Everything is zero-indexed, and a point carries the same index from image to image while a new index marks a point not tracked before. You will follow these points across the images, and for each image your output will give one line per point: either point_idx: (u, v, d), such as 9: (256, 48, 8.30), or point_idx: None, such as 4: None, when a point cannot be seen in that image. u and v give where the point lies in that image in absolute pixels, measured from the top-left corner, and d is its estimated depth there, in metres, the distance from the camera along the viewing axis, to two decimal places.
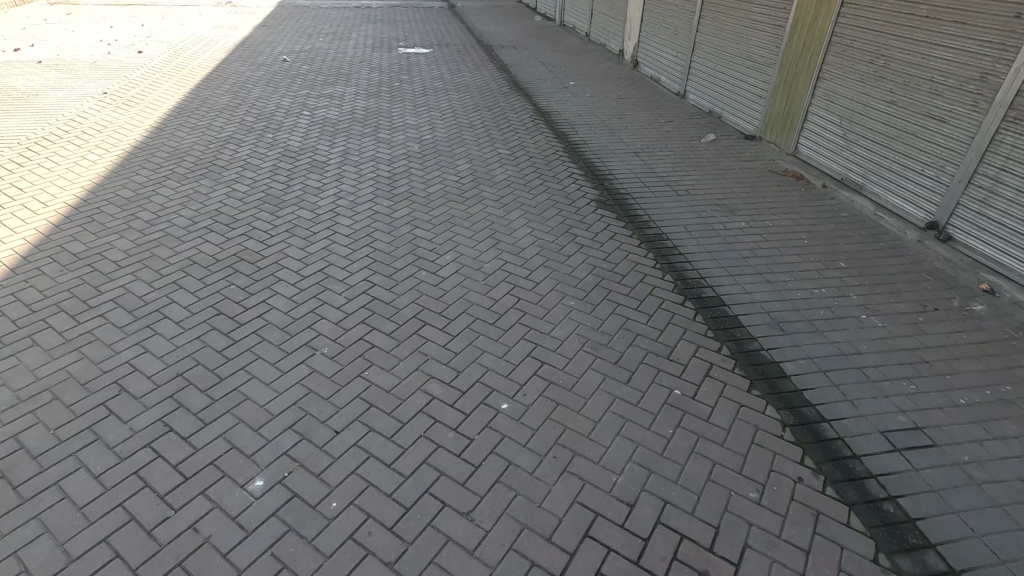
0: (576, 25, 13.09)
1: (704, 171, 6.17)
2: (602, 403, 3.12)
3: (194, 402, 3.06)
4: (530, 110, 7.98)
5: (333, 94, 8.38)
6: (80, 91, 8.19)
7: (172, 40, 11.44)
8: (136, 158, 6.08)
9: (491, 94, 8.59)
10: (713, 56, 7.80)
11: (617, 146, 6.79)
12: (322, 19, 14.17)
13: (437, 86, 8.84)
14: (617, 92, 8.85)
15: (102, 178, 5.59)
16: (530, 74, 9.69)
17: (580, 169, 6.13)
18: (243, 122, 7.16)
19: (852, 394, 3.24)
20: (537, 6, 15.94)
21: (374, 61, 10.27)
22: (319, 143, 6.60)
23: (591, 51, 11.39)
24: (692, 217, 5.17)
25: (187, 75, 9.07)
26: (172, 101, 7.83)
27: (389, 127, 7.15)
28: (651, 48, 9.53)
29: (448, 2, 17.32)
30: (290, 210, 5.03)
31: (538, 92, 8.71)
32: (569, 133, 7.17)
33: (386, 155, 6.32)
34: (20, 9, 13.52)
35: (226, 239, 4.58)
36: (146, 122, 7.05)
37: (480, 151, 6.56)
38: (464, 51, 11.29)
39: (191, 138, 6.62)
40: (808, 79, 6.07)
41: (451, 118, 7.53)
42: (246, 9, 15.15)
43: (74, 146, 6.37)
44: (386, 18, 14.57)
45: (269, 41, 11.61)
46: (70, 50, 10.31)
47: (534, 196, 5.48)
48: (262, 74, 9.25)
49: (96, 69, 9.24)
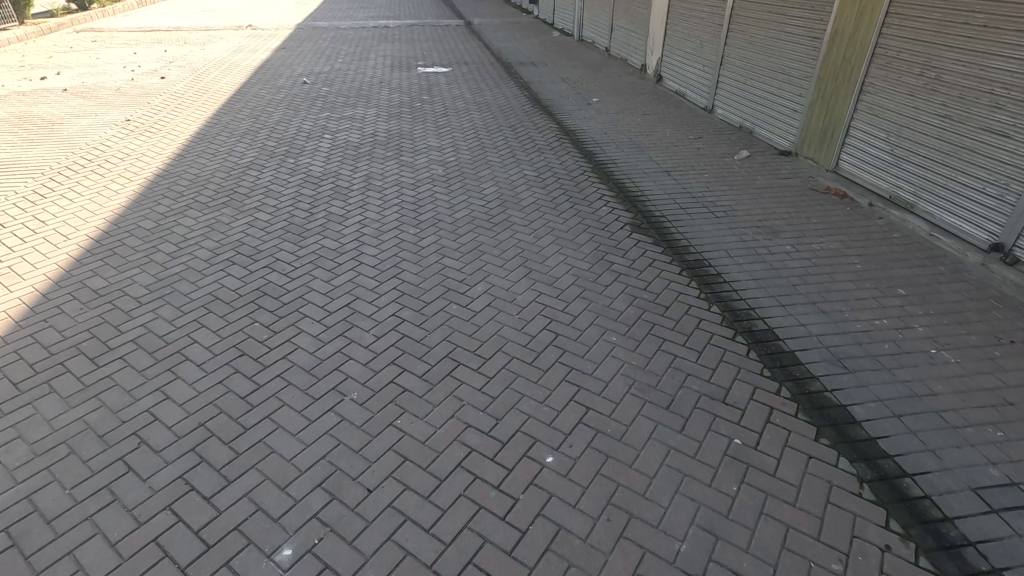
0: (596, 40, 12.96)
1: (739, 190, 5.91)
2: (655, 455, 2.86)
3: (217, 456, 2.86)
4: (554, 128, 7.81)
5: (354, 116, 8.29)
6: (104, 119, 8.21)
7: (194, 65, 11.54)
8: (159, 186, 6.00)
9: (514, 113, 8.42)
10: (744, 70, 7.54)
11: (647, 164, 6.58)
12: (340, 40, 14.22)
13: (459, 106, 8.71)
14: (642, 108, 8.64)
15: (124, 209, 5.50)
16: (552, 91, 9.53)
17: (610, 190, 5.92)
18: (265, 147, 7.08)
19: (932, 443, 2.93)
20: (555, 21, 15.87)
21: (394, 81, 10.21)
22: (341, 167, 6.47)
23: (612, 66, 11.23)
24: (732, 240, 4.91)
25: (209, 100, 9.08)
26: (194, 127, 7.80)
27: (412, 150, 7.01)
28: (675, 62, 9.34)
29: (465, 20, 17.33)
30: (314, 240, 4.89)
31: (561, 110, 8.53)
32: (596, 152, 6.97)
33: (409, 179, 6.16)
34: (48, 38, 13.81)
35: (249, 272, 4.42)
36: (168, 150, 6.99)
37: (506, 173, 6.37)
38: (483, 69, 11.20)
39: (213, 164, 6.55)
40: (849, 94, 5.79)
41: (474, 139, 7.38)
42: (266, 32, 15.28)
43: (97, 175, 6.32)
44: (405, 37, 14.60)
45: (289, 63, 11.65)
46: (94, 77, 10.40)
47: (565, 220, 5.26)
48: (282, 97, 9.22)
49: (120, 96, 9.30)
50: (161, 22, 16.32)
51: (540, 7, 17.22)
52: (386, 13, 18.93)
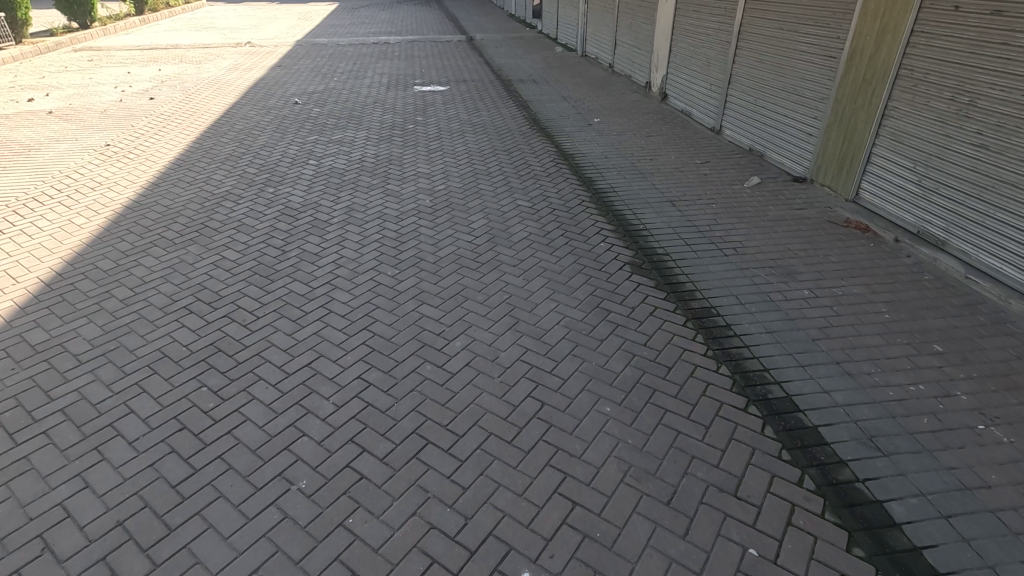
0: (599, 55, 12.58)
1: (750, 223, 5.42)
2: (653, 572, 2.37)
3: (131, 568, 2.42)
4: (552, 152, 7.38)
5: (343, 139, 7.91)
6: (83, 144, 7.88)
7: (186, 84, 11.26)
8: (126, 219, 5.61)
9: (510, 135, 8.01)
10: (754, 90, 7.08)
11: (649, 193, 6.11)
12: (339, 57, 13.96)
13: (453, 128, 8.31)
14: (645, 129, 8.19)
15: (84, 246, 5.11)
16: (552, 111, 9.12)
17: (609, 223, 5.46)
18: (245, 175, 6.69)
19: (991, 557, 2.42)
20: (558, 36, 15.55)
21: (389, 101, 9.86)
22: (322, 197, 6.06)
23: (616, 83, 10.82)
24: (742, 283, 4.43)
25: (194, 122, 8.74)
26: (174, 152, 7.44)
27: (400, 177, 6.59)
28: (681, 79, 8.91)
29: (467, 35, 17.03)
30: (281, 283, 4.46)
31: (560, 131, 8.11)
32: (595, 178, 6.52)
33: (393, 211, 5.73)
34: (44, 57, 13.65)
35: (205, 323, 4.00)
36: (143, 178, 6.63)
37: (497, 202, 5.93)
38: (482, 87, 10.83)
39: (188, 194, 6.17)
40: (870, 118, 5.32)
41: (466, 165, 6.96)
42: (264, 49, 15.05)
43: (64, 206, 5.95)
44: (405, 53, 14.31)
45: (283, 82, 11.35)
46: (82, 98, 10.14)
47: (559, 259, 4.81)
48: (271, 118, 8.87)
49: (104, 119, 9.00)
50: (160, 40, 16.17)
51: (543, 22, 16.93)
52: (387, 28, 18.73)
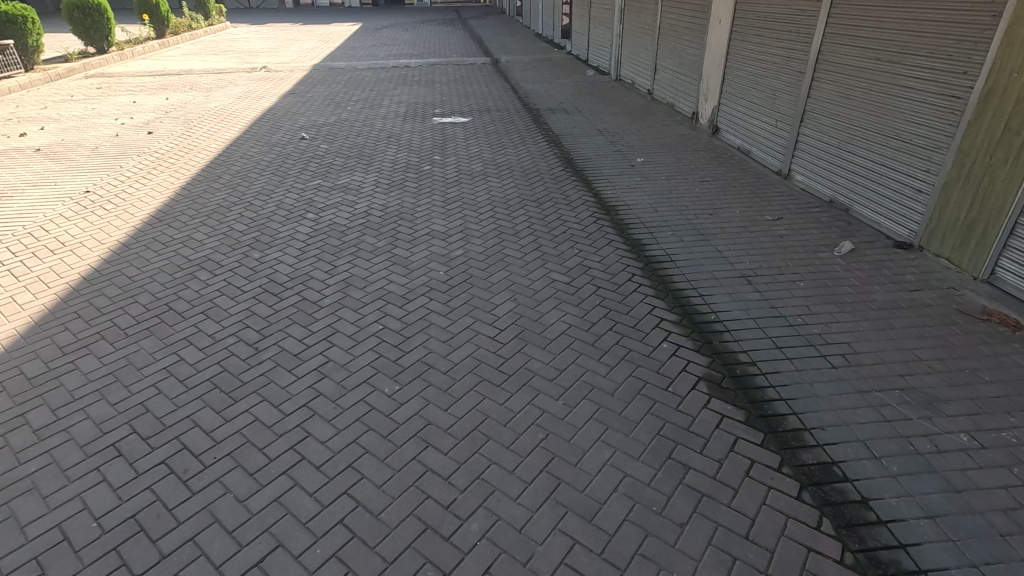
0: (636, 80, 11.48)
1: (854, 311, 4.19)
2: None
3: None
4: (591, 202, 6.26)
5: (350, 185, 6.90)
6: (61, 189, 6.98)
7: (190, 115, 10.45)
8: (78, 296, 4.60)
9: (540, 180, 6.92)
10: (835, 130, 5.85)
11: (716, 263, 4.92)
12: (356, 83, 13.10)
13: (476, 171, 7.25)
14: (698, 173, 7.01)
15: (16, 337, 4.09)
16: (587, 149, 8.00)
17: (670, 309, 4.29)
18: (231, 232, 5.70)
19: None
20: (589, 57, 14.53)
21: (404, 136, 8.89)
22: (315, 265, 5.01)
23: (656, 113, 9.70)
24: (866, 417, 3.21)
25: (188, 163, 7.81)
26: (158, 201, 6.49)
27: (410, 237, 5.52)
28: (737, 112, 7.72)
29: (491, 57, 16.11)
30: (245, 407, 3.40)
31: (599, 176, 6.98)
32: (645, 241, 5.34)
33: (399, 286, 4.65)
34: (52, 85, 13.06)
35: (134, 476, 2.95)
36: (114, 235, 5.67)
37: (526, 274, 4.81)
38: (508, 117, 9.79)
39: (159, 259, 5.18)
40: (1015, 179, 4.09)
41: (490, 219, 5.88)
42: (280, 74, 14.32)
43: (12, 275, 4.92)
44: (425, 79, 13.41)
45: (293, 113, 10.46)
46: (76, 134, 9.34)
47: (610, 368, 3.66)
48: (273, 159, 7.92)
49: (93, 158, 8.14)
50: (174, 65, 15.56)
51: (573, 43, 15.95)
52: (409, 49, 17.98)
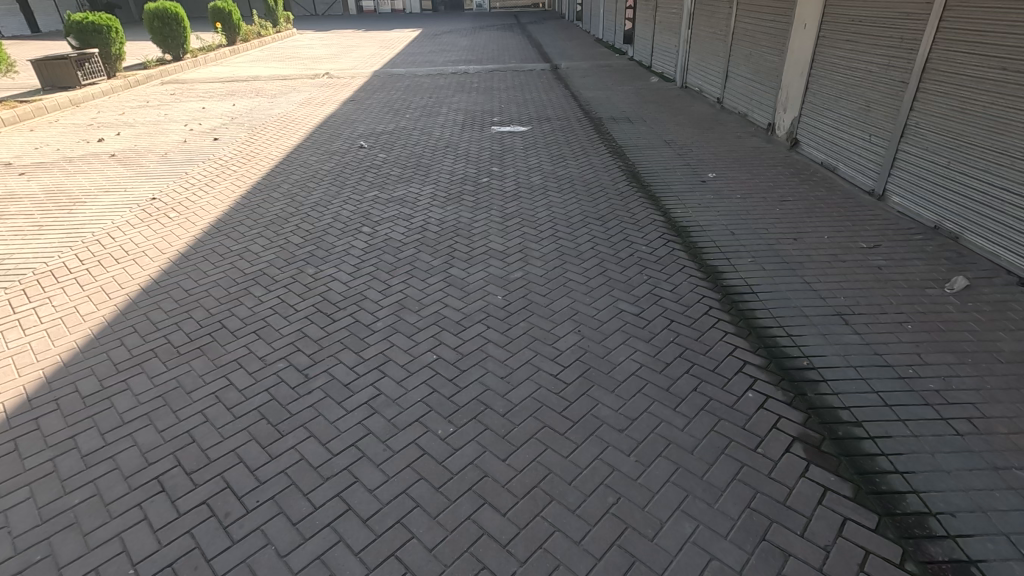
0: (704, 88, 10.90)
1: (978, 363, 3.60)
2: None
3: None
4: (659, 221, 5.82)
5: (407, 196, 6.73)
6: (131, 195, 7.14)
7: (255, 122, 10.64)
8: (137, 308, 4.58)
9: (603, 196, 6.53)
10: (944, 148, 5.19)
11: (805, 297, 4.40)
12: (415, 90, 13.07)
13: (536, 184, 6.94)
14: (777, 191, 6.44)
15: (75, 351, 4.07)
16: (653, 162, 7.54)
17: (755, 350, 3.82)
18: (288, 245, 5.60)
19: None
20: (652, 63, 14.01)
21: (463, 145, 8.69)
22: (369, 284, 4.81)
23: (727, 123, 9.12)
24: (1006, 504, 2.68)
25: (249, 171, 7.87)
26: (219, 210, 6.51)
27: (467, 255, 5.25)
28: (822, 124, 7.08)
29: (550, 63, 15.79)
30: (291, 443, 3.20)
31: (667, 192, 6.53)
32: (722, 268, 4.86)
33: (454, 310, 4.38)
34: (131, 91, 13.68)
35: (175, 517, 2.78)
36: (176, 244, 5.69)
37: (591, 301, 4.44)
38: (569, 127, 9.44)
39: (217, 272, 5.12)
40: None
41: (551, 238, 5.54)
42: (342, 80, 14.51)
43: (78, 284, 4.97)
44: (484, 85, 13.25)
45: (352, 120, 10.49)
46: (148, 139, 9.66)
47: (689, 420, 3.25)
48: (331, 167, 7.88)
49: (162, 164, 8.34)
50: (243, 72, 16.08)
51: (635, 48, 15.45)
52: (468, 55, 17.93)
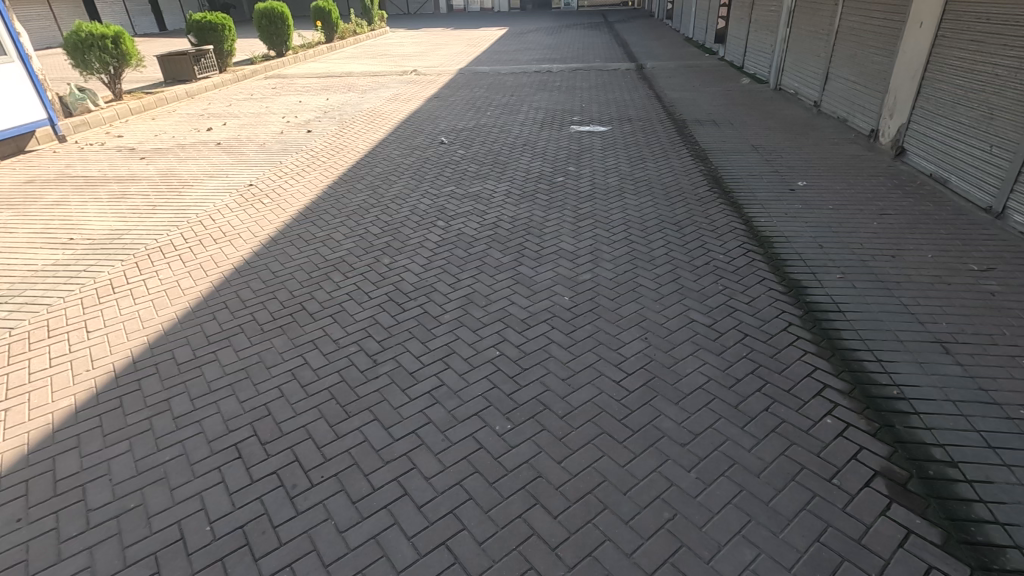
0: (800, 90, 10.27)
1: None
2: None
3: None
4: (740, 229, 5.55)
5: (481, 193, 6.83)
6: (231, 182, 7.72)
7: (345, 115, 11.19)
8: (230, 286, 4.95)
9: (682, 200, 6.31)
10: None
11: (900, 320, 4.04)
12: (497, 88, 13.23)
13: (611, 186, 6.82)
14: (876, 203, 5.95)
15: (175, 321, 4.46)
16: (738, 167, 7.19)
17: (837, 373, 3.56)
18: (366, 235, 5.85)
19: None
20: (745, 64, 13.38)
21: (540, 144, 8.70)
22: (440, 277, 4.93)
23: (824, 129, 8.55)
24: None
25: (337, 162, 8.29)
26: (307, 199, 6.91)
27: (537, 254, 5.25)
28: (934, 133, 6.47)
29: (636, 62, 15.47)
30: (357, 424, 3.34)
31: (751, 199, 6.21)
32: (807, 284, 4.55)
33: (520, 308, 4.40)
34: (238, 85, 14.78)
35: (248, 482, 2.99)
36: (267, 229, 6.09)
37: (661, 309, 4.30)
38: (650, 128, 9.20)
39: (301, 257, 5.43)
40: None
41: (623, 241, 5.43)
42: (428, 77, 14.95)
43: (182, 261, 5.44)
44: (565, 84, 13.19)
45: (435, 117, 10.77)
46: (250, 130, 10.40)
47: (757, 442, 3.07)
48: (412, 162, 8.14)
49: (260, 154, 8.95)
50: (338, 68, 16.93)
51: (727, 48, 14.82)
52: (552, 54, 17.92)
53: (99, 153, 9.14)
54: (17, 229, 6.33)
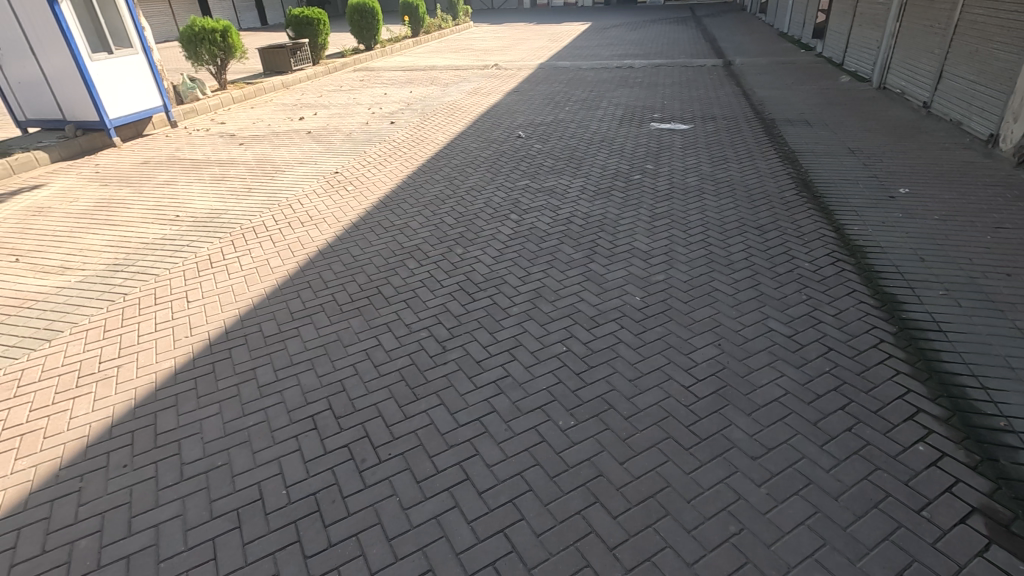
0: (908, 90, 9.48)
1: None
2: None
3: None
4: (830, 237, 5.21)
5: (556, 188, 6.81)
6: (319, 169, 8.15)
7: (427, 108, 11.50)
8: (313, 267, 5.23)
9: (766, 203, 6.01)
10: None
11: (1012, 345, 3.65)
12: (577, 83, 13.13)
13: (691, 185, 6.60)
14: (991, 215, 5.40)
15: (264, 297, 4.78)
16: (831, 171, 6.74)
17: (933, 397, 3.27)
18: (441, 225, 6.00)
19: None
20: (845, 61, 12.52)
21: (618, 140, 8.55)
22: (511, 269, 4.97)
23: (933, 132, 7.85)
24: None
25: (417, 153, 8.55)
26: (387, 187, 7.17)
27: (609, 252, 5.18)
28: None
29: (724, 58, 14.84)
30: (424, 407, 3.44)
31: (844, 205, 5.81)
32: (904, 299, 4.21)
33: (589, 305, 4.36)
34: (330, 76, 15.55)
35: (322, 453, 3.16)
36: (349, 215, 6.38)
37: (737, 315, 4.13)
38: (736, 127, 8.81)
39: (379, 243, 5.65)
40: None
41: (701, 243, 5.25)
42: (508, 72, 15.07)
43: (272, 241, 5.82)
44: (648, 80, 12.89)
45: (514, 111, 10.86)
46: (338, 120, 10.93)
47: (837, 463, 2.89)
48: (489, 155, 8.25)
49: (346, 143, 9.39)
50: (422, 62, 17.43)
51: (826, 44, 13.91)
52: (635, 49, 17.54)
53: (205, 139, 9.91)
54: (133, 206, 6.99)
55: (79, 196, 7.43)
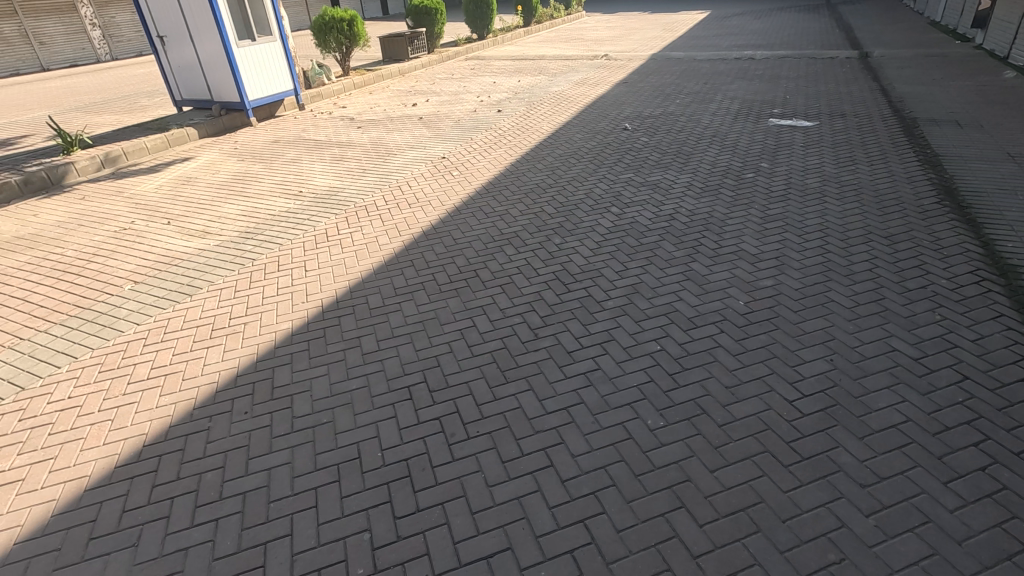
0: None
1: None
2: None
3: None
4: (976, 252, 4.62)
5: (661, 183, 6.60)
6: (428, 153, 8.48)
7: (533, 97, 11.57)
8: (417, 247, 5.48)
9: (899, 211, 5.44)
10: None
11: None
12: (691, 75, 12.57)
13: (810, 187, 6.13)
14: None
15: (371, 272, 5.09)
16: (983, 179, 5.96)
17: None
18: (541, 214, 6.03)
19: None
20: (1012, 54, 10.94)
21: (731, 136, 8.10)
22: (608, 263, 4.90)
23: None
24: None
25: (521, 142, 8.64)
26: (490, 174, 7.32)
27: (714, 252, 4.95)
28: None
29: (860, 50, 13.53)
30: (513, 390, 3.51)
31: (997, 218, 5.11)
32: None
33: (688, 305, 4.21)
34: (443, 64, 16.07)
35: (415, 422, 3.33)
36: (452, 199, 6.60)
37: (854, 330, 3.79)
38: (868, 125, 8.03)
39: (480, 228, 5.80)
40: None
41: (817, 249, 4.87)
42: (619, 62, 14.75)
43: (381, 220, 6.15)
44: (769, 73, 12.06)
45: (621, 102, 10.62)
46: (448, 107, 11.29)
47: (964, 505, 2.58)
48: (593, 146, 8.15)
49: (454, 129, 9.68)
50: (532, 51, 17.51)
51: (989, 34, 12.23)
52: (757, 39, 16.46)
53: (327, 121, 10.65)
54: (264, 180, 7.69)
55: (219, 169, 8.29)
